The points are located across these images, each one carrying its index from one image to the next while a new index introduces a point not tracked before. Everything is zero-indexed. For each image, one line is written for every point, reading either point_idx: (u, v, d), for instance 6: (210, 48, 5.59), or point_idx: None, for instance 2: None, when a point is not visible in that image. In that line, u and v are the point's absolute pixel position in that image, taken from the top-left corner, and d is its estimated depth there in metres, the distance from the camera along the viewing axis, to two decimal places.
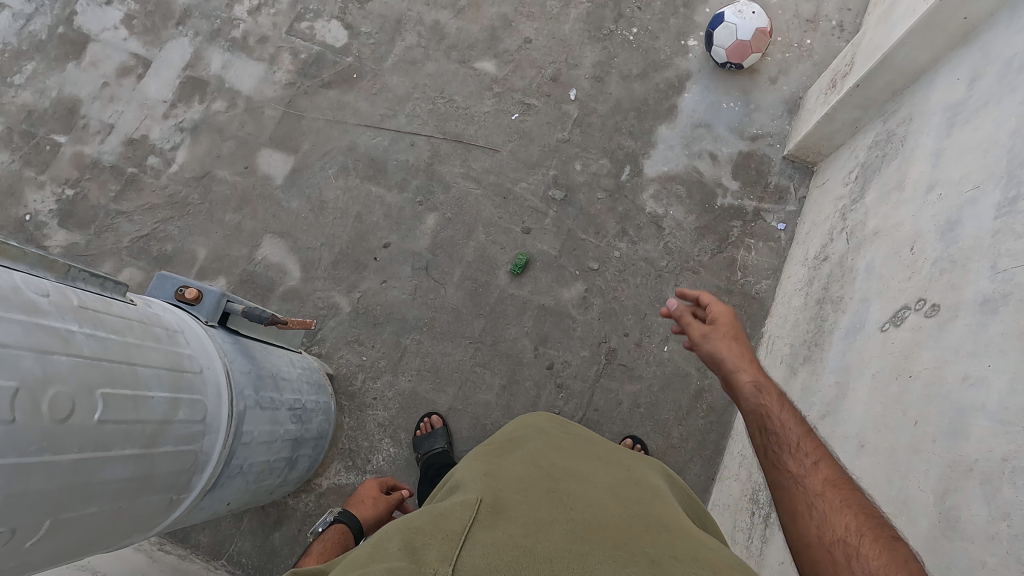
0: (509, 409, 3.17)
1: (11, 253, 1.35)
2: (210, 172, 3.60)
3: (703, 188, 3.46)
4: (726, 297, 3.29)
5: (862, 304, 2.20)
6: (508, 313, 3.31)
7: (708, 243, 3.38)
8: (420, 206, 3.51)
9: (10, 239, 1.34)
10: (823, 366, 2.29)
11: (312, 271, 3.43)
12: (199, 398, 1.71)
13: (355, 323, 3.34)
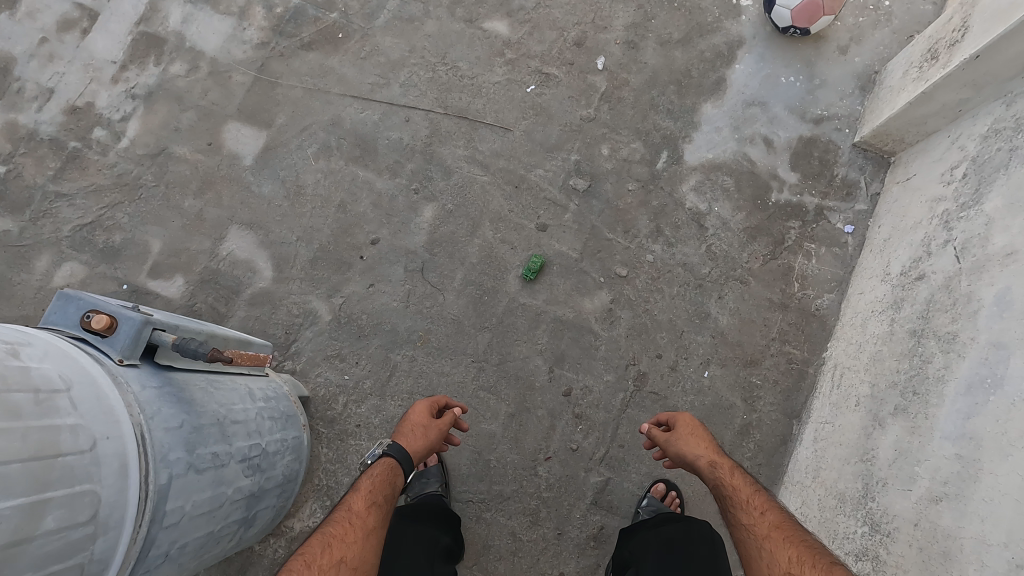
0: (518, 443, 2.66)
1: None
2: (167, 148, 3.02)
3: (754, 180, 2.88)
4: (779, 313, 2.75)
5: (994, 355, 1.66)
6: (518, 327, 2.78)
7: (760, 247, 2.82)
8: (415, 195, 2.94)
9: None
10: (934, 431, 1.76)
11: (286, 271, 2.88)
12: (85, 490, 1.24)
13: (336, 335, 2.81)
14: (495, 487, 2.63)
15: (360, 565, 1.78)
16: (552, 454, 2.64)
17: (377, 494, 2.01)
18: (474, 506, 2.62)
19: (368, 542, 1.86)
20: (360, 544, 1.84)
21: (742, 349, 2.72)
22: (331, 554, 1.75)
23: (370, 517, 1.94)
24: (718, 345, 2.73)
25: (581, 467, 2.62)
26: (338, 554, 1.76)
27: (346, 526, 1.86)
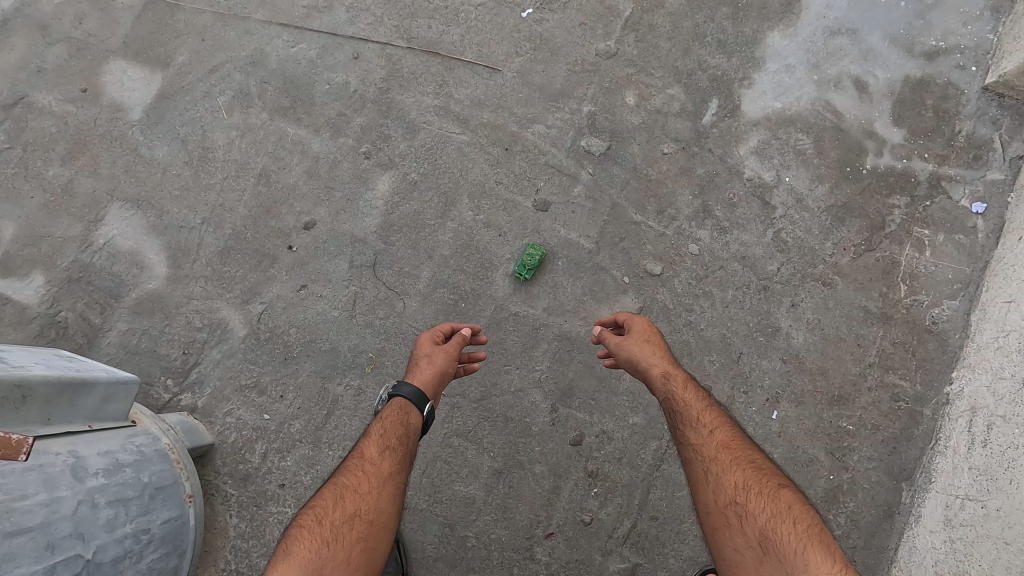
0: (507, 513, 1.87)
1: None
2: (25, 96, 2.18)
3: (841, 139, 2.05)
4: (879, 328, 1.93)
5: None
6: (509, 346, 1.97)
7: (849, 234, 1.99)
8: (366, 160, 2.12)
9: None
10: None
11: (185, 267, 2.07)
12: None
13: (253, 356, 2.01)
14: None
15: (376, 518, 1.43)
16: (555, 529, 1.86)
17: (391, 436, 1.61)
18: None
19: (385, 489, 1.49)
20: (375, 494, 1.47)
21: (827, 380, 1.91)
22: (344, 507, 1.42)
23: (387, 462, 1.55)
24: (791, 374, 1.92)
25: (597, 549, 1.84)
26: (351, 508, 1.42)
27: (361, 472, 1.51)
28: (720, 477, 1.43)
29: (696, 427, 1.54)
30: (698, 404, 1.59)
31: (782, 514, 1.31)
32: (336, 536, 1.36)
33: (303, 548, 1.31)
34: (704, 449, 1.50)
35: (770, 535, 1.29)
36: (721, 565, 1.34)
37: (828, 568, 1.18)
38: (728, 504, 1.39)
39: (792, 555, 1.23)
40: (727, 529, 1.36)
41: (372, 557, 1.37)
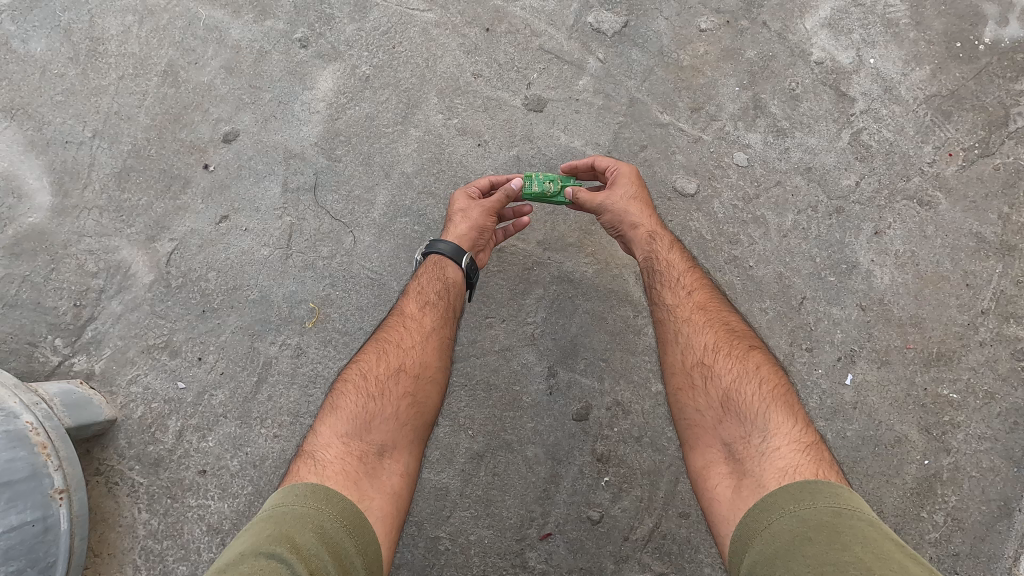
0: (491, 509, 1.42)
1: None
2: None
3: (950, 1, 1.48)
4: (994, 261, 1.41)
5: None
6: (491, 293, 1.49)
7: (958, 134, 1.45)
8: (301, 49, 1.60)
9: None
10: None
11: (73, 193, 1.60)
12: None
13: (163, 309, 1.56)
14: None
15: (423, 373, 1.25)
16: (554, 529, 1.41)
17: (430, 291, 1.35)
18: None
19: (431, 341, 1.29)
20: (418, 350, 1.27)
21: (922, 332, 1.41)
22: (386, 362, 1.24)
23: (430, 316, 1.32)
24: (872, 325, 1.42)
25: (607, 556, 1.40)
26: (396, 363, 1.24)
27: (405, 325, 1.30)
28: (693, 333, 1.19)
29: (674, 287, 1.26)
30: (677, 261, 1.30)
31: (747, 375, 1.12)
32: (381, 392, 1.19)
33: (348, 403, 1.18)
34: (679, 310, 1.23)
35: (736, 396, 1.09)
36: (679, 424, 1.15)
37: (790, 432, 1.04)
38: (695, 364, 1.16)
39: (754, 416, 1.06)
40: (691, 390, 1.14)
41: (421, 414, 1.21)
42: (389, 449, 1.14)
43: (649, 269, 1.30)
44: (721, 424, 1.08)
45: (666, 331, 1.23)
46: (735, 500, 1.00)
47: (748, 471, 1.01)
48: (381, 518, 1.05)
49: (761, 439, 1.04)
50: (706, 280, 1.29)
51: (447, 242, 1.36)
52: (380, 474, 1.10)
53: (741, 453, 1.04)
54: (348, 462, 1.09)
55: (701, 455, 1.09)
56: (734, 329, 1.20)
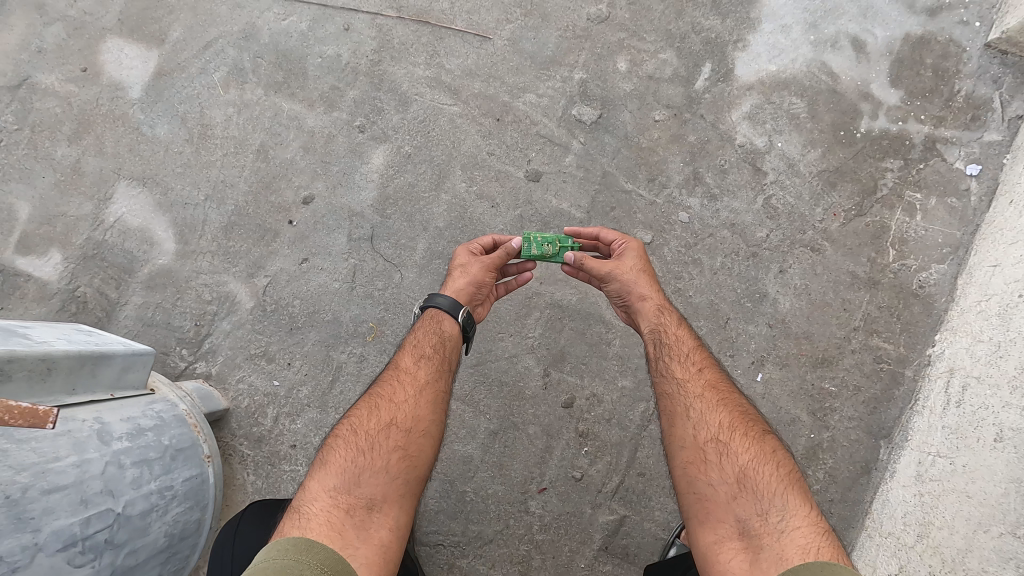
0: (503, 471, 1.99)
1: None
2: (30, 78, 2.24)
3: (837, 101, 2.02)
4: (864, 292, 1.96)
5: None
6: (502, 315, 2.05)
7: (840, 199, 2.00)
8: (360, 134, 2.15)
9: None
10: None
11: (193, 242, 2.16)
12: None
13: (261, 327, 2.12)
14: (473, 527, 1.98)
15: (414, 428, 1.52)
16: (548, 484, 1.98)
17: (425, 348, 1.68)
18: (445, 550, 1.98)
19: (422, 398, 1.58)
20: (408, 405, 1.55)
21: (811, 343, 1.96)
22: (378, 419, 1.52)
23: (423, 372, 1.63)
24: (777, 338, 1.97)
25: (586, 503, 1.96)
26: (387, 420, 1.52)
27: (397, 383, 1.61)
28: (706, 413, 1.44)
29: (685, 363, 1.55)
30: (689, 343, 1.61)
31: (762, 455, 1.35)
32: (371, 447, 1.46)
33: (338, 459, 1.44)
34: (694, 392, 1.49)
35: (750, 475, 1.32)
36: (692, 499, 1.35)
37: (806, 513, 1.25)
38: (711, 442, 1.39)
39: (767, 494, 1.28)
40: (706, 466, 1.36)
41: (411, 466, 1.46)
42: (378, 503, 1.38)
43: (667, 354, 1.58)
44: (733, 498, 1.29)
45: (682, 410, 1.47)
46: (753, 573, 1.18)
47: (764, 546, 1.21)
48: (365, 564, 1.26)
49: (778, 517, 1.24)
50: (719, 371, 1.56)
51: (444, 297, 1.72)
52: (371, 525, 1.33)
53: (756, 530, 1.23)
54: (336, 514, 1.33)
55: (715, 529, 1.28)
56: (746, 413, 1.46)
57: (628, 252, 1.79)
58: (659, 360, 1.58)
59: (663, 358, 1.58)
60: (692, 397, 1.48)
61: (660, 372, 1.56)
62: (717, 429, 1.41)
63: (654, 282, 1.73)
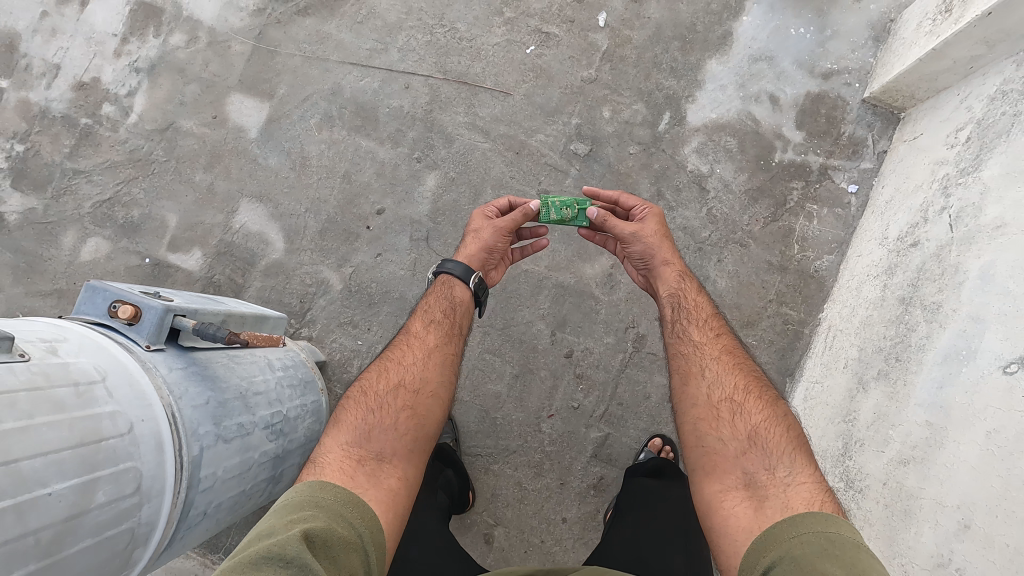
0: (523, 402, 2.82)
1: None
2: (174, 123, 3.08)
3: (758, 139, 2.84)
4: (777, 275, 2.76)
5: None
6: (521, 293, 2.88)
7: (761, 209, 2.81)
8: (417, 163, 2.97)
9: None
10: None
11: (297, 242, 2.98)
12: (127, 466, 1.41)
13: (347, 303, 2.93)
14: (502, 442, 2.81)
15: (418, 391, 2.00)
16: (554, 411, 2.81)
17: (433, 318, 2.22)
18: (482, 457, 2.81)
19: (427, 363, 2.08)
20: (415, 369, 2.05)
21: (741, 311, 2.75)
22: (386, 385, 1.99)
23: (430, 341, 2.15)
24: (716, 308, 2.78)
25: (581, 424, 2.79)
26: (393, 385, 1.99)
27: (404, 348, 2.13)
28: (726, 382, 1.90)
29: (705, 333, 2.05)
30: (708, 315, 2.11)
31: (774, 419, 1.80)
32: (381, 407, 1.92)
33: (349, 419, 1.90)
34: (715, 365, 1.95)
35: (760, 436, 1.75)
36: (709, 453, 1.78)
37: (809, 475, 1.65)
38: (728, 404, 1.85)
39: (772, 451, 1.71)
40: (724, 423, 1.80)
41: (413, 422, 1.92)
42: (384, 455, 1.81)
43: (695, 328, 2.06)
44: (744, 453, 1.72)
45: (706, 377, 1.93)
46: (758, 513, 1.57)
47: (770, 495, 1.60)
48: (377, 500, 1.67)
49: (784, 473, 1.65)
50: (741, 354, 2.01)
51: (453, 263, 2.28)
52: (383, 469, 1.77)
53: (763, 481, 1.65)
54: (347, 462, 1.76)
55: (727, 478, 1.69)
56: (761, 384, 1.91)
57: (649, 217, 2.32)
58: (687, 335, 2.06)
59: (691, 336, 2.05)
60: (715, 366, 1.95)
61: (683, 346, 2.04)
62: (735, 394, 1.86)
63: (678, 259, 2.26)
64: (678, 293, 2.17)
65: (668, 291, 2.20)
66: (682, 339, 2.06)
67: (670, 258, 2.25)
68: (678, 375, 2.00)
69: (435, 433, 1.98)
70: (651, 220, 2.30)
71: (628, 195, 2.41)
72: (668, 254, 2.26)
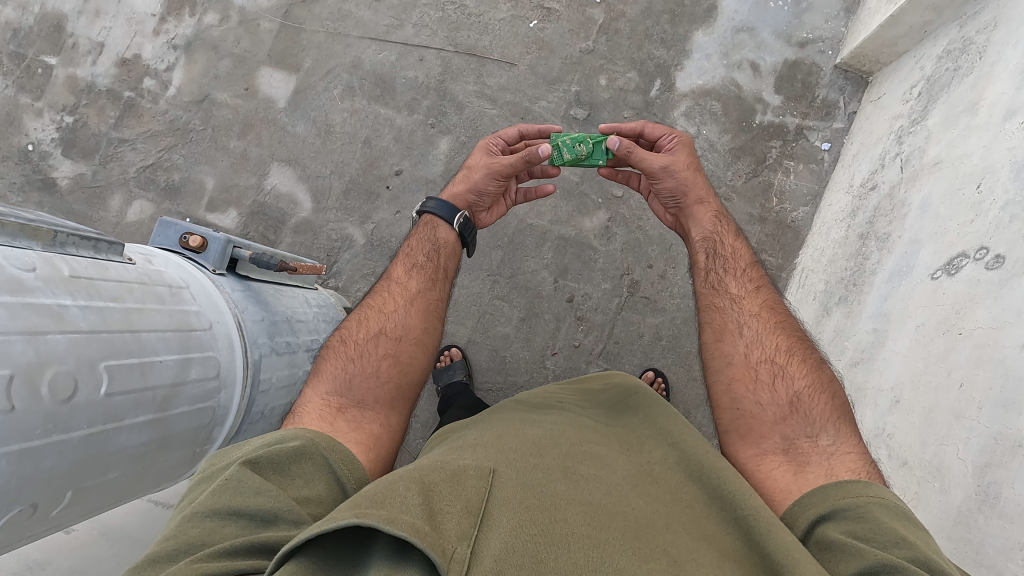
0: (529, 342, 3.14)
1: (10, 227, 1.30)
2: (210, 95, 3.39)
3: (741, 104, 3.14)
4: (758, 226, 3.05)
5: (1005, 270, 1.55)
6: (527, 245, 3.20)
7: (743, 166, 3.10)
8: (432, 129, 3.27)
9: (11, 214, 1.31)
10: (950, 350, 1.64)
11: (323, 202, 3.29)
12: (211, 354, 1.72)
13: (370, 257, 3.24)
14: (511, 377, 3.13)
15: (401, 336, 2.14)
16: (558, 350, 3.12)
17: (415, 262, 2.34)
18: (494, 392, 3.12)
19: (410, 312, 2.20)
20: (396, 316, 2.18)
21: None
22: (368, 330, 2.13)
23: (411, 282, 2.28)
24: None
25: (582, 360, 3.09)
26: (375, 329, 2.13)
27: (386, 297, 2.24)
28: (771, 336, 1.91)
29: (744, 287, 2.05)
30: (752, 275, 2.10)
31: (819, 386, 1.77)
32: (362, 356, 2.05)
33: (329, 369, 2.02)
34: (755, 323, 1.95)
35: (803, 401, 1.74)
36: (745, 415, 1.78)
37: (854, 447, 1.63)
38: (770, 367, 1.84)
39: (813, 418, 1.70)
40: (762, 388, 1.80)
41: (393, 366, 2.06)
42: (367, 401, 1.94)
43: (731, 279, 2.08)
44: (783, 419, 1.72)
45: (747, 331, 1.94)
46: (795, 480, 1.57)
47: (813, 462, 1.60)
48: (358, 442, 1.77)
49: (830, 443, 1.64)
50: (784, 311, 2.00)
51: (433, 204, 2.44)
52: (367, 416, 1.89)
53: (803, 449, 1.64)
54: (329, 409, 1.87)
55: (766, 442, 1.70)
56: (804, 340, 1.91)
57: (680, 149, 2.37)
58: (725, 287, 2.07)
59: (728, 290, 2.05)
60: (755, 321, 1.95)
61: (717, 301, 2.05)
62: (779, 354, 1.86)
63: (722, 212, 2.28)
64: (712, 237, 2.21)
65: (701, 241, 2.22)
66: (719, 299, 2.05)
67: (710, 213, 2.27)
68: (713, 331, 2.00)
69: (416, 379, 2.12)
70: (681, 152, 2.36)
71: (653, 124, 2.46)
72: (700, 191, 2.31)
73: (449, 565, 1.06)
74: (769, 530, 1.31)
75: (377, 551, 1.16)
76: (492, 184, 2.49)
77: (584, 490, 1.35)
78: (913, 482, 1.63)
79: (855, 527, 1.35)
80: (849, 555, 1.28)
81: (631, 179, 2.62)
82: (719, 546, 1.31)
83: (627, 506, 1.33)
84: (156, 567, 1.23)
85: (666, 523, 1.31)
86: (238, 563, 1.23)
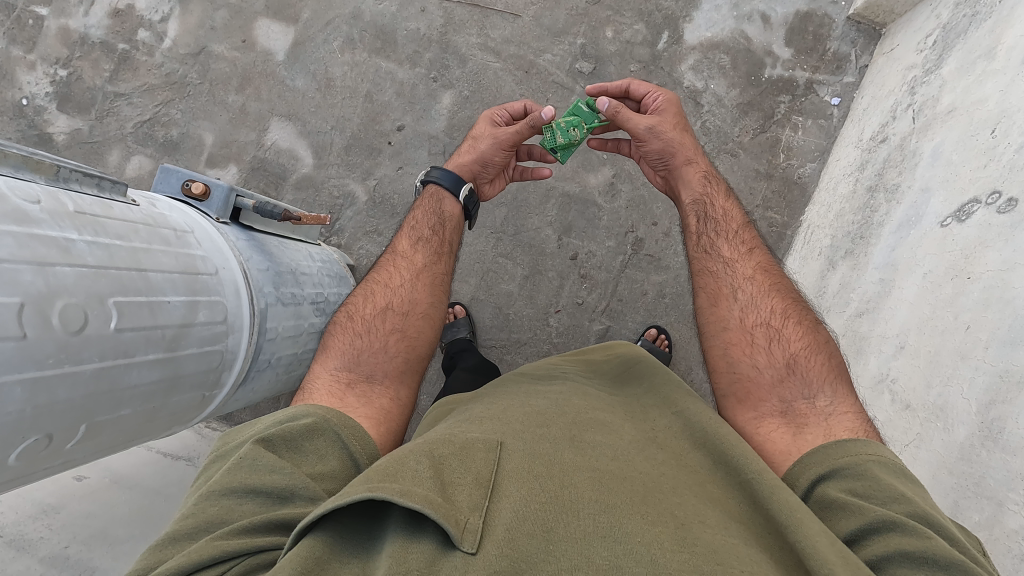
0: (533, 300, 3.14)
1: (12, 158, 1.28)
2: (206, 47, 3.30)
3: (750, 57, 3.07)
4: (764, 182, 3.01)
5: (1017, 213, 1.54)
6: (531, 202, 3.18)
7: (750, 122, 3.04)
8: (434, 83, 3.20)
9: (11, 144, 1.28)
10: (958, 294, 1.64)
11: (324, 158, 3.25)
12: (217, 299, 1.71)
13: (372, 214, 3.21)
14: (514, 334, 3.14)
15: (409, 311, 2.13)
16: (562, 308, 3.12)
17: (422, 233, 2.32)
18: (497, 349, 3.14)
19: (414, 287, 2.19)
20: (403, 288, 2.17)
21: None
22: (375, 304, 2.12)
23: (420, 256, 2.27)
24: None
25: (585, 318, 3.10)
26: (383, 304, 2.12)
27: (391, 271, 2.23)
28: (763, 298, 1.90)
29: (737, 250, 2.04)
30: (746, 237, 2.09)
31: (816, 347, 1.78)
32: (370, 331, 2.05)
33: (336, 345, 2.02)
34: (749, 286, 1.94)
35: (801, 361, 1.75)
36: (742, 378, 1.80)
37: (851, 405, 1.65)
38: (770, 330, 1.83)
39: (811, 379, 1.71)
40: (762, 353, 1.80)
41: (397, 335, 2.06)
42: (372, 372, 1.95)
43: (722, 241, 2.06)
44: (778, 381, 1.73)
45: (740, 296, 1.93)
46: (793, 441, 1.58)
47: (813, 423, 1.61)
48: (368, 416, 1.78)
49: (828, 403, 1.65)
50: (779, 274, 1.99)
51: (436, 173, 2.40)
52: (372, 388, 1.90)
53: (801, 411, 1.65)
54: (339, 384, 1.88)
55: (762, 406, 1.72)
56: (801, 303, 1.90)
57: (662, 107, 2.32)
58: (717, 252, 2.05)
59: (721, 255, 2.03)
60: (750, 285, 1.94)
61: (710, 266, 2.04)
62: (773, 317, 1.86)
63: (712, 172, 2.25)
64: (703, 200, 2.18)
65: (693, 206, 2.18)
66: (711, 263, 2.04)
67: (701, 174, 2.24)
68: (708, 295, 1.99)
69: (424, 352, 2.12)
70: (666, 111, 2.31)
71: (638, 82, 2.40)
72: (688, 152, 2.27)
73: (462, 534, 1.08)
74: (772, 491, 1.31)
75: (392, 524, 1.18)
76: (498, 155, 2.45)
77: (591, 457, 1.34)
78: (915, 425, 1.67)
79: (855, 485, 1.36)
80: (849, 513, 1.30)
81: (621, 147, 2.56)
82: (726, 509, 1.31)
83: (635, 471, 1.32)
84: (176, 546, 1.25)
85: (672, 487, 1.30)
86: (257, 540, 1.24)
